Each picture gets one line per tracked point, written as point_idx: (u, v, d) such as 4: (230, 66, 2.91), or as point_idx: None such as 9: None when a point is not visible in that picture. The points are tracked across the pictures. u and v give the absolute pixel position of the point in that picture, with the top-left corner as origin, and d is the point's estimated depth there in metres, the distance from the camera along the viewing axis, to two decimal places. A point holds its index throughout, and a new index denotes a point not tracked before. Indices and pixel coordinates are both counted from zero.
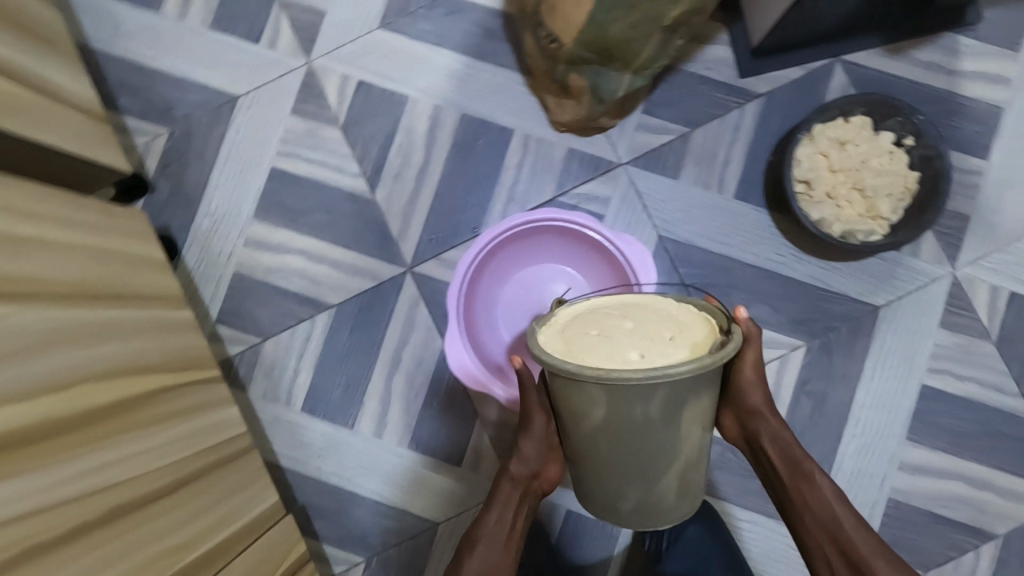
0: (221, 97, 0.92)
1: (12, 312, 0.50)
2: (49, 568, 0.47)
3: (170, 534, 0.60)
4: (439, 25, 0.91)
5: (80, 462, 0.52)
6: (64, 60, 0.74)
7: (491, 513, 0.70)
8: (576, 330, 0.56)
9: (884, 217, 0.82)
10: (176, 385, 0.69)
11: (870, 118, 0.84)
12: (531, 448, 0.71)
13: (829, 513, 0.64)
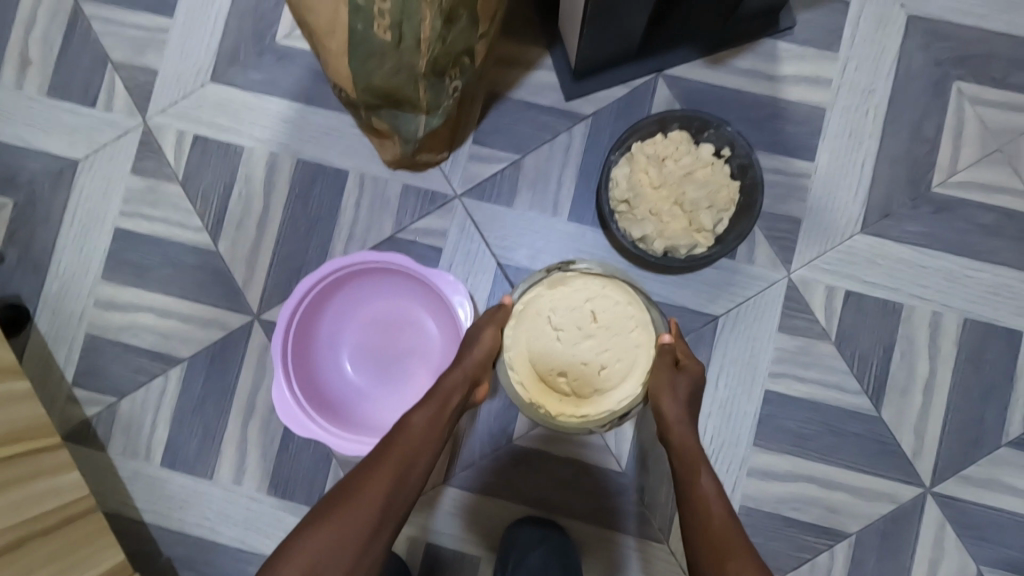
0: (62, 161, 0.93)
1: None
2: None
3: None
4: (269, 73, 0.92)
5: None
6: None
7: (416, 411, 0.65)
8: (555, 305, 0.72)
9: (707, 229, 0.83)
10: (3, 458, 0.70)
11: (688, 132, 0.85)
12: (475, 357, 0.69)
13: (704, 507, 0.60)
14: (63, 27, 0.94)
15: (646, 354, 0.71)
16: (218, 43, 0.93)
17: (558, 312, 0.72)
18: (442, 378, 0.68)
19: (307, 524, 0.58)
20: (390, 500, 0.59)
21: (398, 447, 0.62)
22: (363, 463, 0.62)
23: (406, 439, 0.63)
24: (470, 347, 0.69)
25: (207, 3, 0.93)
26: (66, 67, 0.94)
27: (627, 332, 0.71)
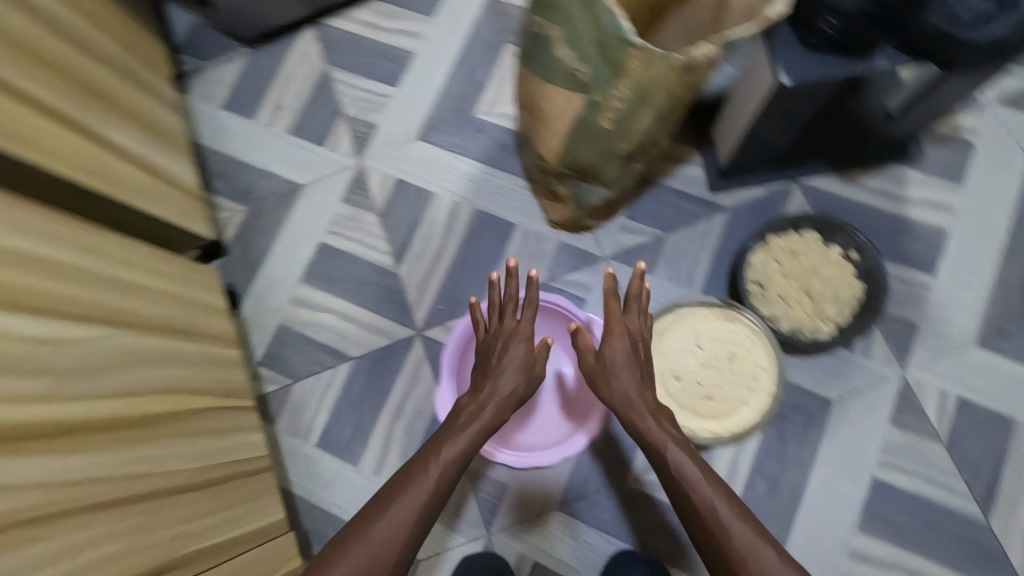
0: (290, 184, 1.16)
1: (93, 334, 0.67)
2: (107, 519, 0.61)
3: (191, 522, 0.73)
4: (464, 139, 1.14)
5: (133, 451, 0.67)
6: (167, 152, 1.02)
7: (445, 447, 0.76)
8: (706, 332, 0.81)
9: (830, 319, 0.93)
10: (212, 408, 0.86)
11: (819, 233, 0.97)
12: (480, 402, 0.81)
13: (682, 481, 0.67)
14: (313, 85, 1.21)
15: (748, 413, 0.78)
16: (428, 112, 1.16)
17: (707, 336, 0.81)
18: (450, 421, 0.80)
19: (335, 548, 0.68)
20: (416, 523, 0.70)
21: (424, 485, 0.72)
22: (379, 492, 0.73)
23: (433, 469, 0.74)
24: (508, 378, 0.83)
25: (426, 82, 1.18)
26: (308, 115, 1.20)
27: (744, 389, 0.79)
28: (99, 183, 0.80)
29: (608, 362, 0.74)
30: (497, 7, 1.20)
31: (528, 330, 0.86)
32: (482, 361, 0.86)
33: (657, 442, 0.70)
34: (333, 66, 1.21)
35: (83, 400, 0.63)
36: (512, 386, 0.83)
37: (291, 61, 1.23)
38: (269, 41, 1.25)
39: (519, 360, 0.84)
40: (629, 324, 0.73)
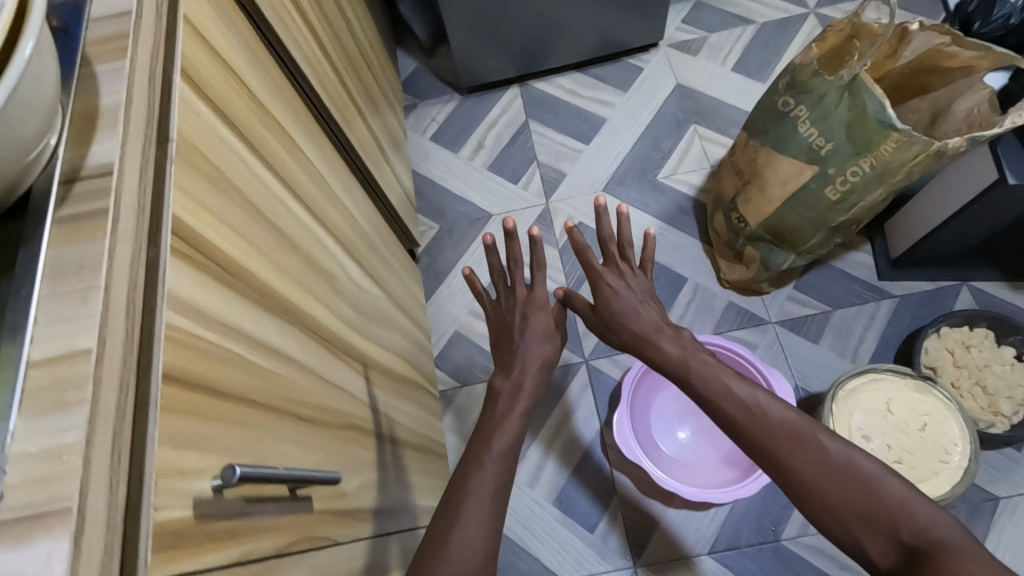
0: (481, 212, 1.31)
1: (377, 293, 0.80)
2: (389, 449, 0.70)
3: (417, 478, 0.80)
4: (645, 197, 1.27)
5: (395, 399, 0.77)
6: (398, 166, 1.20)
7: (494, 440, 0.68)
8: (900, 400, 0.85)
9: (1004, 414, 0.96)
10: (419, 386, 0.95)
11: (993, 331, 1.01)
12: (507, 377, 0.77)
13: (733, 402, 0.66)
14: (512, 132, 1.38)
15: (940, 483, 0.80)
16: (613, 169, 1.31)
17: (901, 403, 0.85)
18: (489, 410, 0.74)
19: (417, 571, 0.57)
20: (492, 516, 0.61)
21: (477, 472, 0.64)
22: (441, 507, 0.63)
23: (485, 457, 0.66)
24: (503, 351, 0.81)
25: (614, 143, 1.33)
26: (504, 156, 1.36)
27: (937, 459, 0.82)
28: (375, 175, 0.96)
29: (618, 309, 0.79)
30: (685, 93, 1.36)
31: (536, 293, 0.84)
32: (502, 334, 0.83)
33: (699, 371, 0.70)
34: (532, 119, 1.39)
35: (376, 343, 0.75)
36: (536, 361, 0.79)
37: (495, 110, 1.41)
38: (479, 92, 1.45)
39: (539, 329, 0.81)
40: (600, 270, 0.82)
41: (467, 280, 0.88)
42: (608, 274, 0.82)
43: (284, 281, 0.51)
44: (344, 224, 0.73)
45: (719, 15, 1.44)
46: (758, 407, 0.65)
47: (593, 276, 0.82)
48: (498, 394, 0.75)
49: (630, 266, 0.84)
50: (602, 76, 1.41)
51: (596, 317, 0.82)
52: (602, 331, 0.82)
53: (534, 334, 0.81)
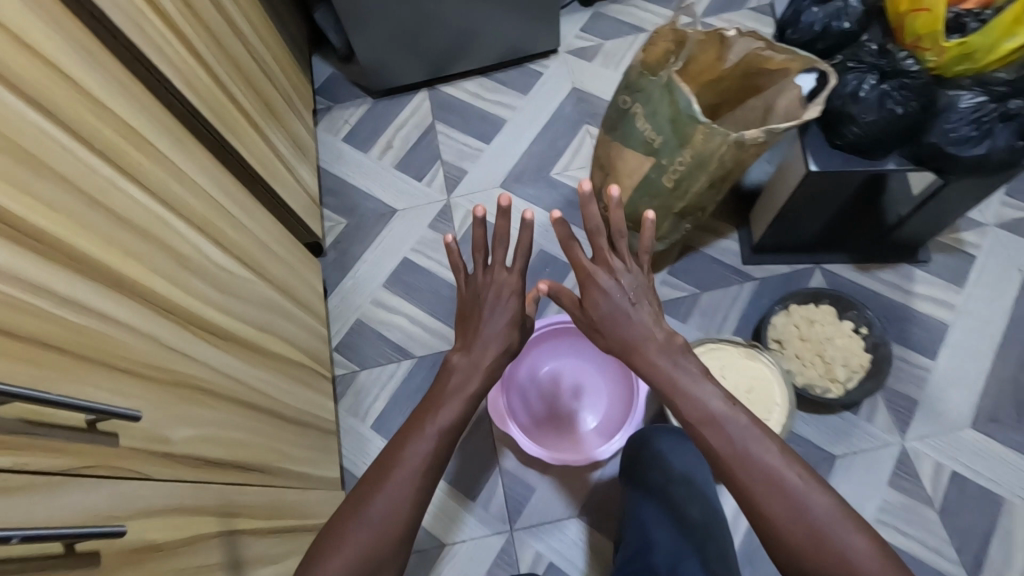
0: (387, 208, 1.39)
1: (249, 276, 0.87)
2: (246, 412, 0.77)
3: (286, 444, 0.87)
4: (539, 192, 1.36)
5: (262, 371, 0.85)
6: (299, 164, 1.28)
7: (441, 414, 0.69)
8: (731, 366, 0.95)
9: (839, 381, 1.07)
10: (305, 366, 1.02)
11: (835, 307, 1.13)
12: (468, 354, 0.75)
13: (724, 441, 0.61)
14: (419, 132, 1.47)
15: None
16: (511, 167, 1.40)
17: (731, 369, 0.95)
18: (441, 384, 0.73)
19: (331, 526, 0.62)
20: (418, 491, 0.64)
21: (412, 455, 0.65)
22: (369, 472, 0.65)
23: (419, 437, 0.67)
24: (464, 330, 0.79)
25: (513, 143, 1.43)
26: (411, 155, 1.44)
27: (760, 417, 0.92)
28: (258, 169, 1.04)
29: (607, 313, 0.74)
30: (580, 96, 1.47)
31: (520, 282, 0.79)
32: (470, 309, 0.80)
33: (694, 402, 0.65)
34: (438, 120, 1.47)
35: (241, 319, 0.82)
36: (498, 347, 0.76)
37: (405, 113, 1.50)
38: (390, 96, 1.54)
39: (504, 316, 0.78)
40: (585, 263, 0.76)
41: (447, 248, 0.83)
42: (596, 273, 0.75)
43: (115, 254, 0.58)
44: (208, 210, 0.79)
45: (614, 24, 1.55)
46: (740, 448, 0.60)
47: (585, 271, 0.76)
48: (453, 370, 0.74)
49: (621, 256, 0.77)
50: (505, 81, 1.51)
51: (582, 315, 0.77)
52: (590, 333, 0.77)
53: (512, 319, 0.78)
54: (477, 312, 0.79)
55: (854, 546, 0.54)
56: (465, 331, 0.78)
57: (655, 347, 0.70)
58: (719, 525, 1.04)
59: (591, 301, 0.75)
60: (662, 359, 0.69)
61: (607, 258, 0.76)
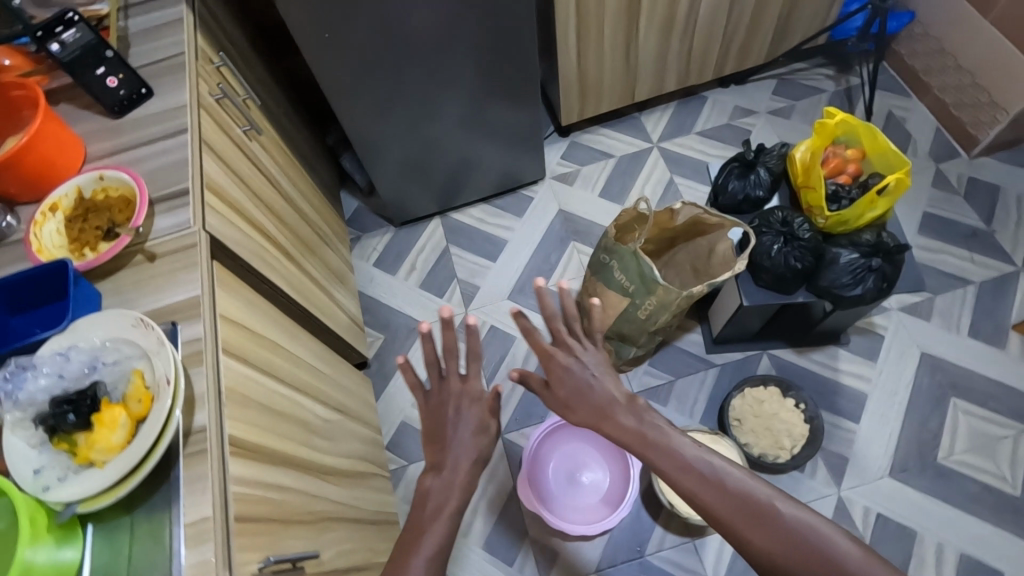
0: (416, 322, 1.69)
1: (336, 417, 1.17)
2: (352, 525, 1.06)
3: (374, 542, 1.16)
4: (539, 302, 1.68)
5: (354, 489, 1.14)
6: (346, 298, 1.58)
7: (426, 542, 0.80)
8: None
9: (786, 448, 1.38)
10: (374, 472, 1.31)
11: (779, 388, 1.44)
12: (445, 475, 0.86)
13: (726, 487, 0.80)
14: (436, 255, 1.79)
15: None
16: (515, 281, 1.72)
17: None
18: (425, 509, 0.84)
19: None
20: None
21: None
22: None
23: (404, 569, 0.78)
24: (434, 446, 0.90)
25: (514, 260, 1.75)
26: (431, 275, 1.76)
27: None
28: (322, 320, 1.34)
29: (577, 386, 0.90)
30: (566, 216, 1.80)
31: (474, 387, 0.93)
32: (434, 423, 0.91)
33: (687, 458, 0.82)
34: (451, 244, 1.80)
35: (338, 454, 1.11)
36: (474, 453, 0.88)
37: (422, 239, 1.82)
38: (409, 224, 1.86)
39: (472, 422, 0.91)
40: (552, 347, 0.92)
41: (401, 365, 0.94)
42: (561, 354, 0.91)
43: (282, 440, 0.88)
44: (310, 378, 1.09)
45: (588, 151, 1.90)
46: (743, 490, 0.79)
47: (551, 356, 0.91)
48: (442, 485, 0.85)
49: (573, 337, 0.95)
50: (502, 206, 1.84)
51: (553, 394, 0.91)
52: (559, 407, 0.91)
53: (483, 425, 0.91)
54: (461, 425, 0.90)
55: (838, 545, 0.75)
56: (439, 446, 0.89)
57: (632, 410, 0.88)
58: (706, 569, 1.33)
59: (568, 381, 0.90)
60: (649, 426, 0.86)
61: (567, 339, 0.93)
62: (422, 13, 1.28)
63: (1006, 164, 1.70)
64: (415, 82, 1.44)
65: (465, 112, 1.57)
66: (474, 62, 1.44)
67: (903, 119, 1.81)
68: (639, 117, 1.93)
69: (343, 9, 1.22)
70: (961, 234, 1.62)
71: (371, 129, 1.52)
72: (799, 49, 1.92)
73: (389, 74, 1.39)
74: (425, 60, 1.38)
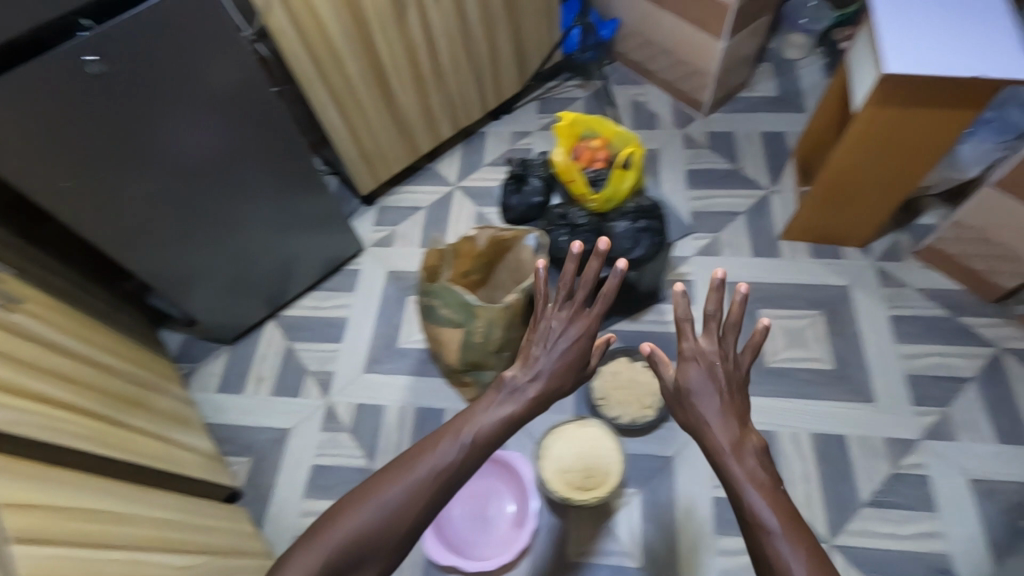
0: (280, 429, 1.62)
1: (200, 560, 1.08)
2: None
3: None
4: (396, 363, 1.69)
5: None
6: (194, 435, 1.48)
7: (453, 439, 1.05)
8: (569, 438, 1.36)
9: (650, 405, 1.51)
10: None
11: (627, 356, 1.58)
12: (500, 379, 1.14)
13: (765, 532, 0.96)
14: (281, 357, 1.74)
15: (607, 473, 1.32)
16: (367, 353, 1.71)
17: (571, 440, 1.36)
18: (467, 410, 1.11)
19: (354, 499, 0.99)
20: (423, 496, 1.00)
21: (433, 470, 1.02)
22: (397, 469, 1.03)
23: (432, 456, 1.03)
24: (530, 349, 1.16)
25: (361, 332, 1.75)
26: (281, 378, 1.70)
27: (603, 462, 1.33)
28: (163, 466, 1.25)
29: (696, 386, 1.10)
30: (396, 275, 1.85)
31: (592, 324, 1.14)
32: (537, 339, 1.16)
33: (749, 493, 1.00)
34: (293, 340, 1.76)
35: None
36: (545, 384, 1.12)
37: (261, 346, 1.77)
38: (243, 337, 1.79)
39: (565, 351, 1.15)
40: (704, 349, 1.13)
41: (541, 278, 1.20)
42: (691, 359, 1.12)
43: None
44: (153, 529, 1.01)
45: (397, 210, 1.98)
46: (780, 553, 0.94)
47: (698, 348, 1.12)
48: (513, 391, 1.11)
49: (714, 338, 1.13)
50: (332, 287, 1.85)
51: (672, 386, 1.14)
52: (674, 403, 1.15)
53: (567, 348, 1.15)
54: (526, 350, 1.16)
55: None
56: (529, 358, 1.13)
57: (735, 451, 1.05)
58: (624, 545, 1.39)
59: (704, 384, 1.10)
60: (737, 465, 1.04)
61: (708, 341, 1.12)
62: (196, 140, 1.31)
63: (730, 114, 2.05)
64: (214, 203, 1.45)
65: (268, 215, 1.59)
66: (257, 167, 1.48)
67: (644, 103, 2.12)
68: (434, 167, 2.06)
69: (117, 161, 1.22)
70: (719, 178, 1.92)
71: (178, 260, 1.49)
72: (545, 71, 2.18)
73: (178, 202, 1.38)
74: (207, 177, 1.39)
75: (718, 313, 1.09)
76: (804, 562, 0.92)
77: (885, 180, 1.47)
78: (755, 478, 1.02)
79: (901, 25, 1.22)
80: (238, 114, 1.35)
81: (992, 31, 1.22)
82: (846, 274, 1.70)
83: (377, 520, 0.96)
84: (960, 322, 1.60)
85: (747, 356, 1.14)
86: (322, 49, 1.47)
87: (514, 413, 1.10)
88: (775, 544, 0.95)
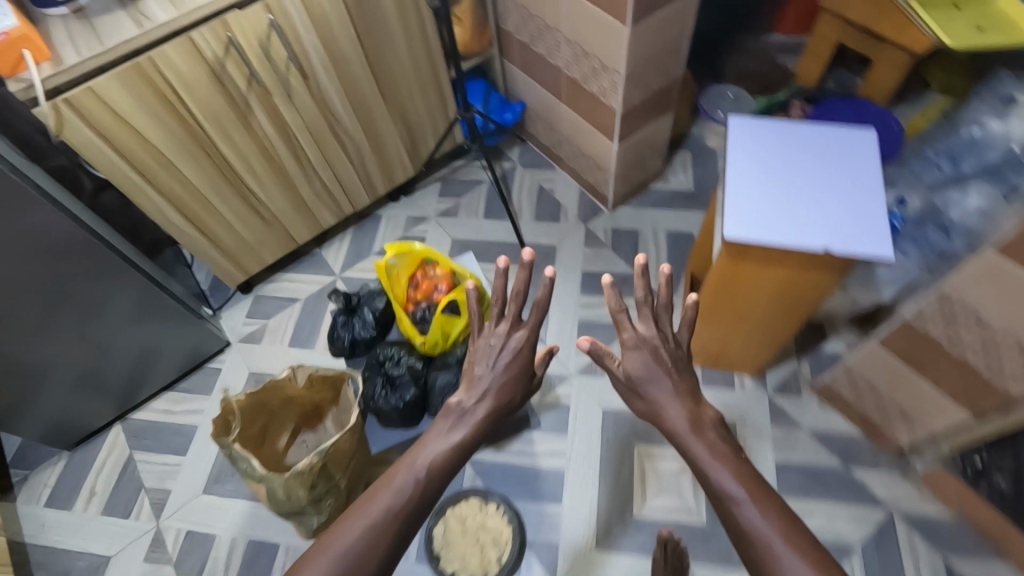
0: (100, 557, 1.48)
1: None
2: None
3: None
4: (237, 484, 1.55)
5: None
6: None
7: (412, 464, 0.98)
8: None
9: (493, 560, 1.35)
10: None
11: (479, 498, 1.42)
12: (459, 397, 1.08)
13: (740, 514, 0.90)
14: (119, 469, 1.60)
15: None
16: (209, 470, 1.57)
17: None
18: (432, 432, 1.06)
19: (311, 548, 0.92)
20: (387, 526, 0.92)
21: (397, 495, 0.95)
22: (354, 505, 0.96)
23: (395, 478, 0.97)
24: (478, 358, 1.10)
25: (208, 444, 1.62)
26: (116, 494, 1.57)
27: None
28: None
29: (640, 374, 1.06)
30: (257, 378, 1.72)
31: (530, 329, 1.07)
32: (484, 356, 1.10)
33: (713, 475, 0.95)
34: (135, 449, 1.63)
35: None
36: (494, 401, 1.06)
37: (103, 453, 1.63)
38: (85, 441, 1.66)
39: (513, 362, 1.10)
40: (644, 334, 1.08)
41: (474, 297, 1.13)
42: (629, 340, 1.08)
43: None
44: None
45: (273, 301, 1.85)
46: (750, 525, 0.89)
47: (643, 325, 1.08)
48: (458, 416, 1.05)
49: (661, 315, 1.09)
50: (189, 387, 1.72)
51: (623, 379, 1.09)
52: (629, 393, 1.09)
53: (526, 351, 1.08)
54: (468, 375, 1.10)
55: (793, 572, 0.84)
56: (472, 379, 1.06)
57: (693, 430, 1.01)
58: None
59: (660, 366, 1.06)
60: (696, 445, 0.99)
61: (643, 324, 1.08)
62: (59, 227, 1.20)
63: (638, 209, 1.91)
64: (83, 289, 1.34)
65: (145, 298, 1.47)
66: (109, 279, 1.36)
67: (551, 190, 1.99)
68: (321, 252, 1.93)
69: None
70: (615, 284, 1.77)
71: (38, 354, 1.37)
72: (450, 150, 2.05)
73: (39, 291, 1.26)
74: (39, 300, 1.28)
75: (650, 299, 1.06)
76: (779, 533, 0.87)
77: (778, 308, 1.26)
78: (717, 457, 0.98)
79: (758, 163, 1.09)
80: (63, 238, 1.23)
81: (865, 171, 1.06)
82: (734, 407, 1.54)
83: (348, 557, 0.88)
84: (851, 476, 1.43)
85: (686, 332, 1.12)
86: (146, 155, 1.33)
87: (468, 437, 1.04)
88: (744, 513, 0.91)
